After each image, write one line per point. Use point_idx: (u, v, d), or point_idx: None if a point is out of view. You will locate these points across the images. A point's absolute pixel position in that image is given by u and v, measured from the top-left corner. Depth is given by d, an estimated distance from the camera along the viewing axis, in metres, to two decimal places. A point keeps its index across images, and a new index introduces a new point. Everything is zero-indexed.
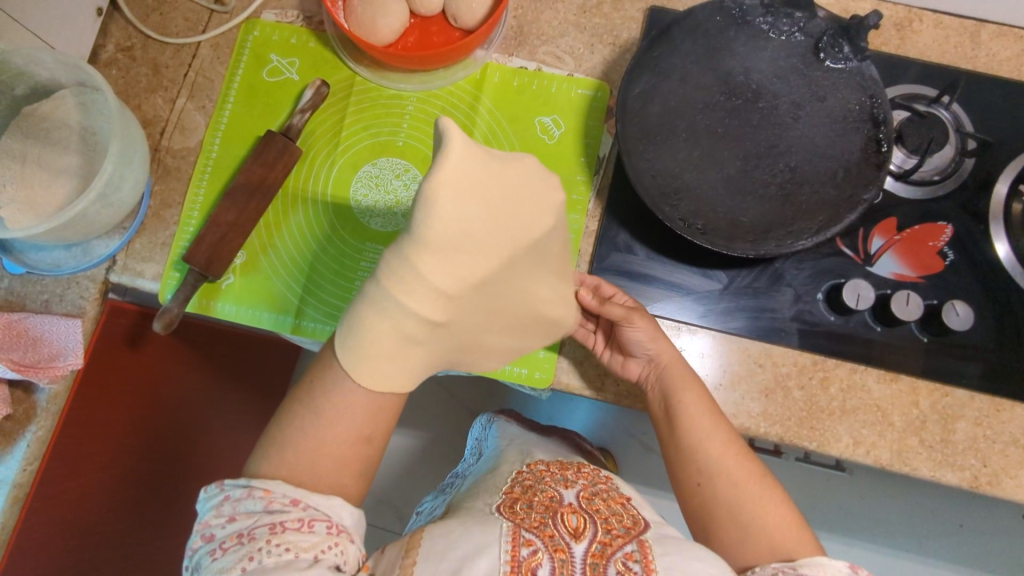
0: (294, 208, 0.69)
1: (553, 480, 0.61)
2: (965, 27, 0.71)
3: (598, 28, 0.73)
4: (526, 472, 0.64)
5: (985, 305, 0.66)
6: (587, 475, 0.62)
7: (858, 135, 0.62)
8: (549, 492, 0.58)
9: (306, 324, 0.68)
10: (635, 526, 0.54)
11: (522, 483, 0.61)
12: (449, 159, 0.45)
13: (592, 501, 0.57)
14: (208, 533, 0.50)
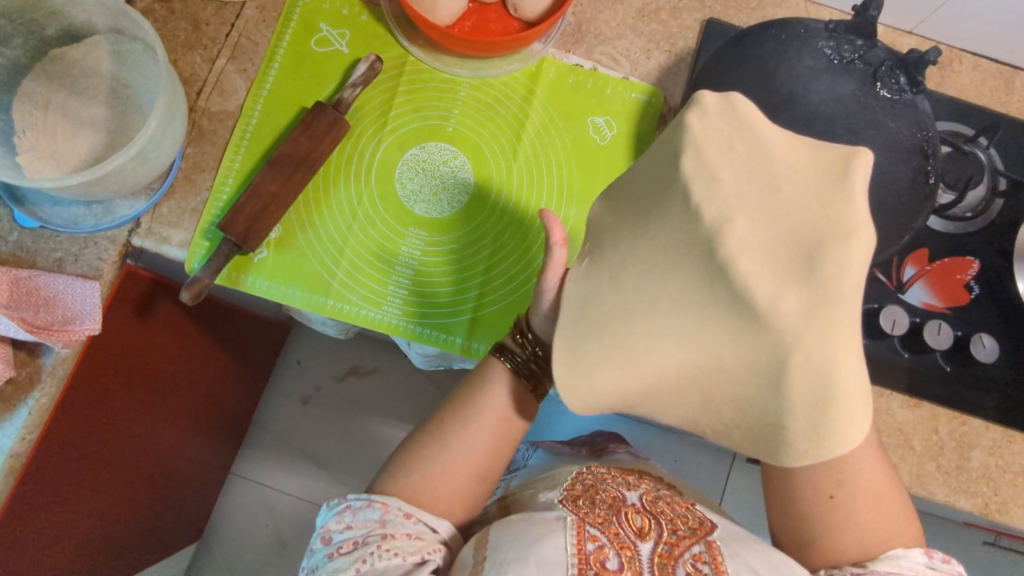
0: (337, 185, 0.67)
1: (613, 479, 0.61)
2: (1001, 72, 0.75)
3: (655, 34, 0.73)
4: (587, 472, 0.62)
5: (1004, 340, 0.69)
6: (648, 482, 0.62)
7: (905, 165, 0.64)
8: (612, 490, 0.58)
9: (341, 306, 0.65)
10: (700, 526, 0.55)
11: (584, 480, 0.60)
12: (694, 124, 0.45)
13: (656, 502, 0.57)
14: (327, 537, 0.56)
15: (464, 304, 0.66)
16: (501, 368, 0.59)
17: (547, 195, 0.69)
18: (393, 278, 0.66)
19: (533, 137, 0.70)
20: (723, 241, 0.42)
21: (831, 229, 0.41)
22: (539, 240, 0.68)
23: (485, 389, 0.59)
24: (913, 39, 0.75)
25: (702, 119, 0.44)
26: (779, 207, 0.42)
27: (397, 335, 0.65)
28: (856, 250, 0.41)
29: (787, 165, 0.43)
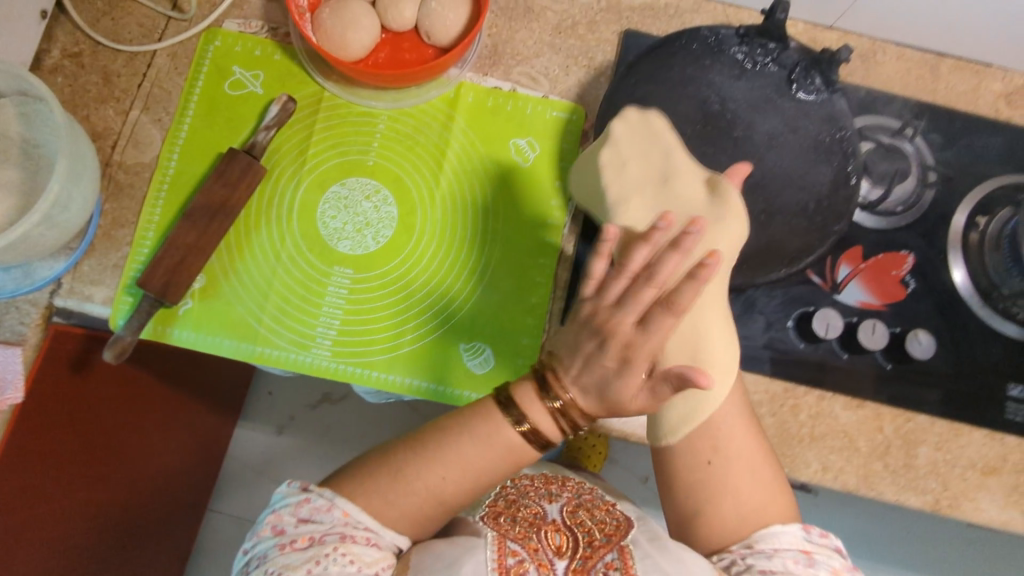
0: (259, 229, 0.66)
1: (536, 492, 0.62)
2: (925, 60, 0.75)
3: (573, 50, 0.72)
4: (510, 487, 0.64)
5: (944, 334, 0.69)
6: (571, 488, 0.65)
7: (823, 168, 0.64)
8: (532, 506, 0.60)
9: (270, 351, 0.65)
10: (616, 531, 0.58)
11: (506, 496, 0.62)
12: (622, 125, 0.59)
13: (575, 513, 0.59)
14: (279, 527, 0.56)
15: (395, 341, 0.66)
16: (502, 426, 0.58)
17: (473, 221, 0.68)
18: (320, 319, 0.66)
19: (456, 164, 0.69)
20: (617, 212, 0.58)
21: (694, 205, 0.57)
22: (467, 268, 0.67)
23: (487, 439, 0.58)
24: (834, 33, 0.75)
25: (625, 126, 0.59)
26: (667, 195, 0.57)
27: (329, 376, 0.65)
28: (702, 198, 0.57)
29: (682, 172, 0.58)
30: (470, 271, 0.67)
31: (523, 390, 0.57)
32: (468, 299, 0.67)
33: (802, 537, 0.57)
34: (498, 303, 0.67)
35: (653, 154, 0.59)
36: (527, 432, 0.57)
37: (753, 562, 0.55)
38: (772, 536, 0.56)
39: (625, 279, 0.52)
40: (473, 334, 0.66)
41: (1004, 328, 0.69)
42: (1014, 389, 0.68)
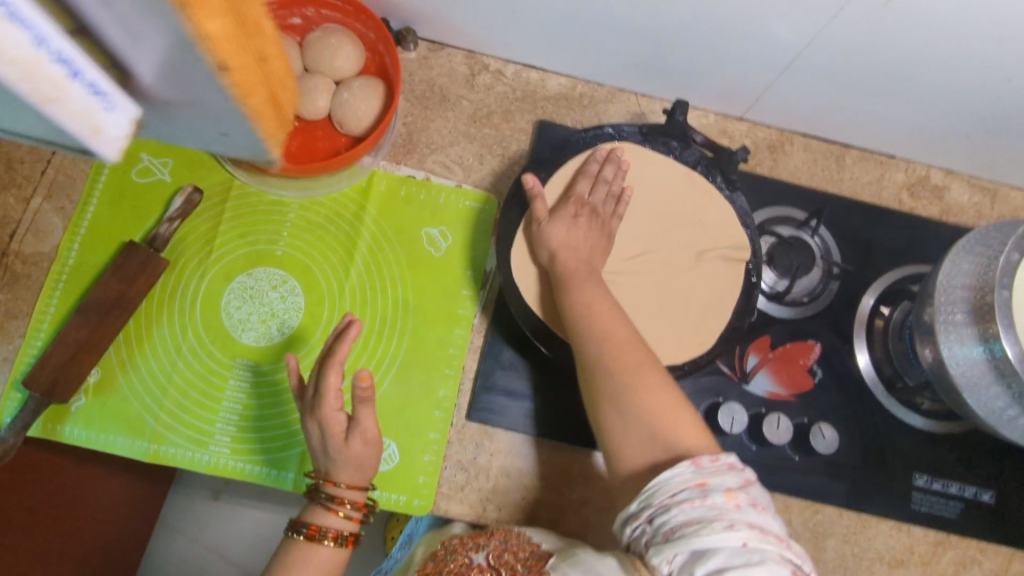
0: (159, 321, 0.65)
1: (463, 544, 0.58)
2: (831, 151, 0.77)
3: (487, 139, 0.73)
4: (441, 548, 0.59)
5: (850, 425, 0.69)
6: (498, 531, 0.59)
7: (725, 263, 0.66)
8: (459, 559, 0.56)
9: (165, 449, 0.63)
10: (538, 564, 0.54)
11: (434, 556, 0.57)
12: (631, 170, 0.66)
13: (501, 557, 0.55)
14: None
15: (296, 437, 0.64)
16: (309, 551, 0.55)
17: (381, 312, 0.68)
18: (220, 415, 0.64)
19: (366, 254, 0.69)
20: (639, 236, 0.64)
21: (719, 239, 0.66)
22: (373, 360, 0.66)
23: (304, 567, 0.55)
24: (743, 124, 0.77)
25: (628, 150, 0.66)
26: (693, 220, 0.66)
27: (226, 475, 0.63)
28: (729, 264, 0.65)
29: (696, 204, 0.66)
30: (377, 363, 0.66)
31: (313, 506, 0.57)
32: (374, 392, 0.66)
33: (692, 471, 0.48)
34: (403, 397, 0.66)
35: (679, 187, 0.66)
36: (344, 540, 0.56)
37: (658, 527, 0.47)
38: (663, 484, 0.48)
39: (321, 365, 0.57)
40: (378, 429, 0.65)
41: (908, 417, 0.70)
42: (919, 479, 0.69)
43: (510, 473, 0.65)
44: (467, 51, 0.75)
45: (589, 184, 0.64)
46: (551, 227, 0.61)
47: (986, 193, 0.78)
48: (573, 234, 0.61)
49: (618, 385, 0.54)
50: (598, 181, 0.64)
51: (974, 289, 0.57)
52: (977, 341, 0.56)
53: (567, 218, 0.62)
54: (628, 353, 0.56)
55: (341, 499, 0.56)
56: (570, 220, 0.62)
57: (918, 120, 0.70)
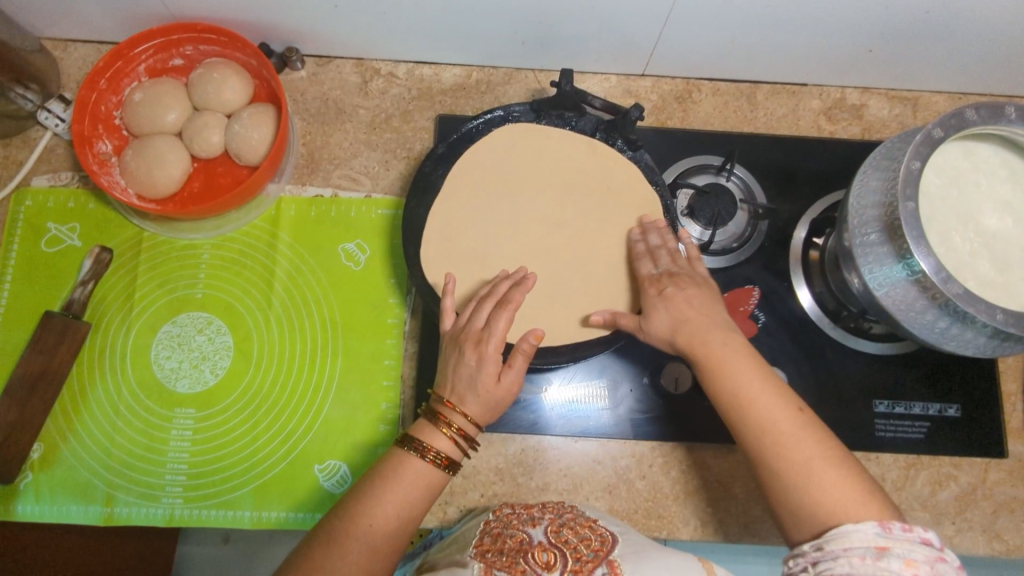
0: (92, 385, 0.65)
1: (518, 519, 0.56)
2: (741, 91, 0.76)
3: (390, 143, 0.72)
4: (492, 521, 0.57)
5: (801, 362, 0.68)
6: (553, 509, 0.58)
7: (636, 225, 0.65)
8: (517, 535, 0.54)
9: (119, 510, 0.63)
10: (603, 547, 0.52)
11: (490, 532, 0.55)
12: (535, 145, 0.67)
13: (561, 532, 0.54)
14: None
15: (247, 475, 0.64)
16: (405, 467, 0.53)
17: (311, 336, 0.67)
18: (168, 467, 0.64)
19: (286, 281, 0.68)
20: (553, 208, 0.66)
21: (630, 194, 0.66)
22: (309, 384, 0.66)
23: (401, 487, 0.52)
24: (646, 81, 0.76)
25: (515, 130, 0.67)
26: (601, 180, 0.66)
27: (183, 525, 0.63)
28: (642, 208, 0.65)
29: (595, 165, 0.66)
30: (313, 388, 0.66)
31: (426, 426, 0.55)
32: (315, 417, 0.65)
33: (878, 534, 0.43)
34: (345, 417, 0.65)
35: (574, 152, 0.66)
36: (437, 458, 0.53)
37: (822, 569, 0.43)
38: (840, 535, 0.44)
39: (483, 304, 0.58)
40: (324, 453, 0.64)
41: (860, 345, 0.68)
42: (880, 405, 0.68)
43: (465, 472, 0.65)
44: (356, 59, 0.74)
45: (650, 262, 0.61)
46: (655, 318, 0.57)
47: (906, 103, 0.76)
48: (679, 309, 0.56)
49: (784, 474, 0.47)
50: (653, 253, 0.61)
51: (884, 206, 0.55)
52: (895, 259, 0.54)
53: (680, 287, 0.57)
54: (803, 443, 0.48)
55: (457, 422, 0.54)
56: (660, 299, 0.57)
57: (817, 42, 0.68)
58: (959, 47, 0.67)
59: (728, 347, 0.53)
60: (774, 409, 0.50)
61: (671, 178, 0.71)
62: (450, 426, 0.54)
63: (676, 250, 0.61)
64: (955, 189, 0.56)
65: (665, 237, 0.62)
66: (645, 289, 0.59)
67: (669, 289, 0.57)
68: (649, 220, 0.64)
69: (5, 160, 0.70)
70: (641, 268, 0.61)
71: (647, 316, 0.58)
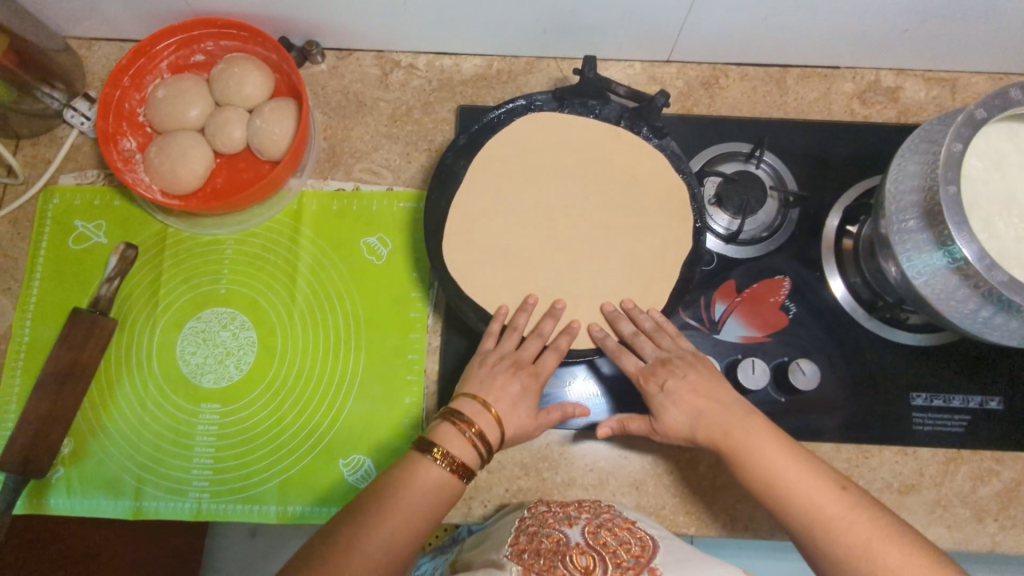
0: (120, 379, 0.66)
1: (554, 518, 0.56)
2: (770, 76, 0.73)
3: (411, 136, 0.72)
4: (528, 519, 0.56)
5: (835, 354, 0.66)
6: (589, 508, 0.58)
7: (662, 215, 0.64)
8: (553, 534, 0.53)
9: (147, 504, 0.64)
10: (643, 552, 0.51)
11: (526, 531, 0.54)
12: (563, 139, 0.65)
13: (599, 534, 0.53)
14: None
15: (272, 470, 0.64)
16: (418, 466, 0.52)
17: (333, 331, 0.67)
18: (194, 461, 0.65)
19: (308, 275, 0.68)
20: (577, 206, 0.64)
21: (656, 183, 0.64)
22: (332, 378, 0.66)
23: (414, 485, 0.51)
24: (672, 67, 0.74)
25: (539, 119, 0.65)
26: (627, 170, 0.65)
27: (210, 518, 0.63)
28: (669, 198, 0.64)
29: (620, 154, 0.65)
30: (337, 382, 0.66)
31: (444, 428, 0.54)
32: (338, 412, 0.65)
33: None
34: (368, 411, 0.65)
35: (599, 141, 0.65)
36: (456, 464, 0.52)
37: None
38: None
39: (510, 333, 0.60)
40: (348, 447, 0.64)
41: (896, 336, 0.66)
42: (917, 398, 0.65)
43: (489, 467, 0.64)
44: (376, 51, 0.74)
45: (634, 351, 0.60)
46: (666, 416, 0.57)
47: (944, 85, 0.73)
48: (687, 410, 0.56)
49: (839, 553, 0.47)
50: (631, 343, 0.60)
51: (923, 191, 0.53)
52: (935, 245, 0.52)
53: (678, 378, 0.58)
54: (853, 525, 0.47)
55: (478, 427, 0.54)
56: (664, 396, 0.57)
57: (851, 24, 0.66)
58: (1001, 25, 0.64)
59: (751, 433, 0.53)
60: (817, 493, 0.49)
61: (698, 166, 0.69)
62: (472, 430, 0.53)
63: (654, 332, 0.61)
64: (1000, 172, 0.54)
65: (638, 321, 0.61)
66: (643, 385, 0.59)
67: (670, 382, 0.57)
68: (611, 306, 0.62)
69: (32, 158, 0.71)
70: (625, 362, 0.60)
71: (657, 417, 0.57)
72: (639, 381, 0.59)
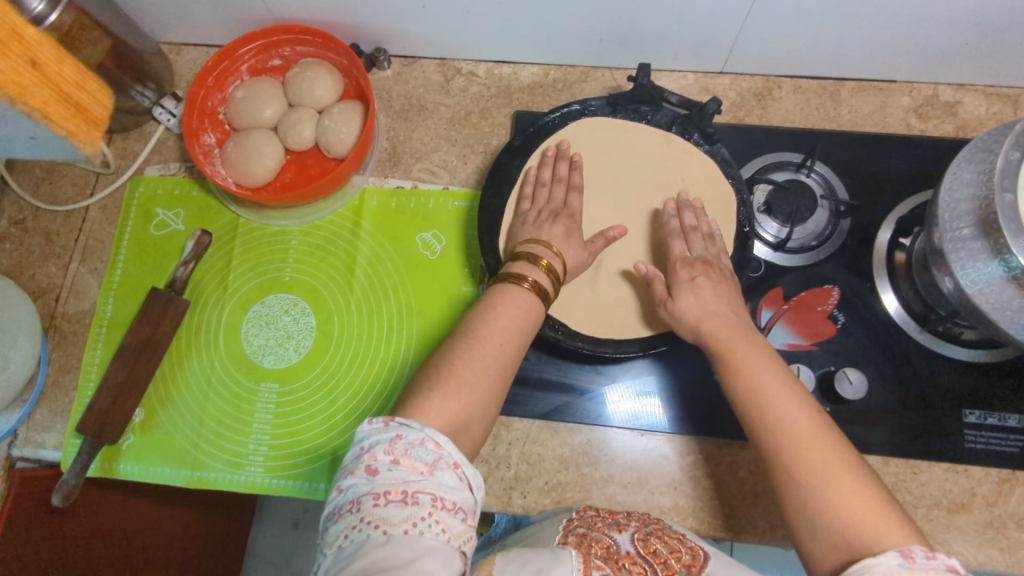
0: (189, 356, 0.71)
1: (604, 523, 0.56)
2: (824, 88, 0.74)
3: (468, 139, 0.75)
4: (577, 520, 0.58)
5: (884, 366, 0.65)
6: (639, 518, 0.58)
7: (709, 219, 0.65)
8: (603, 539, 0.54)
9: (207, 474, 0.67)
10: (694, 561, 0.51)
11: (576, 531, 0.55)
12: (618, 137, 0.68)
13: (648, 542, 0.53)
14: (370, 468, 0.43)
15: (323, 449, 0.67)
16: (506, 291, 0.54)
17: (387, 320, 0.70)
18: (251, 437, 0.68)
19: (366, 267, 0.72)
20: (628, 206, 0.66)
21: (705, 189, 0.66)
22: (384, 365, 0.69)
23: (501, 309, 0.53)
24: (725, 78, 0.75)
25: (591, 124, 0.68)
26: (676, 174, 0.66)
27: (263, 491, 0.67)
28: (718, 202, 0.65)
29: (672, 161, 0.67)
30: (388, 369, 0.69)
31: (520, 263, 0.56)
32: (389, 397, 0.68)
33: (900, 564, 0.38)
34: None
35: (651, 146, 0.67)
36: (536, 285, 0.54)
37: None
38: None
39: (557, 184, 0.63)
40: None
41: (950, 352, 0.65)
42: (970, 416, 0.64)
43: (530, 459, 0.66)
44: (439, 59, 0.78)
45: (684, 241, 0.61)
46: (682, 301, 0.56)
47: (1005, 101, 0.72)
48: (707, 299, 0.55)
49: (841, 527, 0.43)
50: (686, 234, 0.61)
51: (979, 200, 0.53)
52: (992, 254, 0.51)
53: (710, 279, 0.57)
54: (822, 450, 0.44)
55: (549, 261, 0.56)
56: (690, 284, 0.57)
57: (909, 36, 0.66)
58: None
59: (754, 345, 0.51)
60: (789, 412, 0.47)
61: (750, 172, 0.70)
62: (546, 262, 0.56)
63: (707, 238, 0.61)
64: None
65: (699, 220, 0.62)
66: (676, 270, 0.58)
67: (700, 277, 0.57)
68: (688, 197, 0.63)
69: (123, 151, 0.77)
70: (674, 248, 0.60)
71: (674, 299, 0.57)
72: (674, 266, 0.59)
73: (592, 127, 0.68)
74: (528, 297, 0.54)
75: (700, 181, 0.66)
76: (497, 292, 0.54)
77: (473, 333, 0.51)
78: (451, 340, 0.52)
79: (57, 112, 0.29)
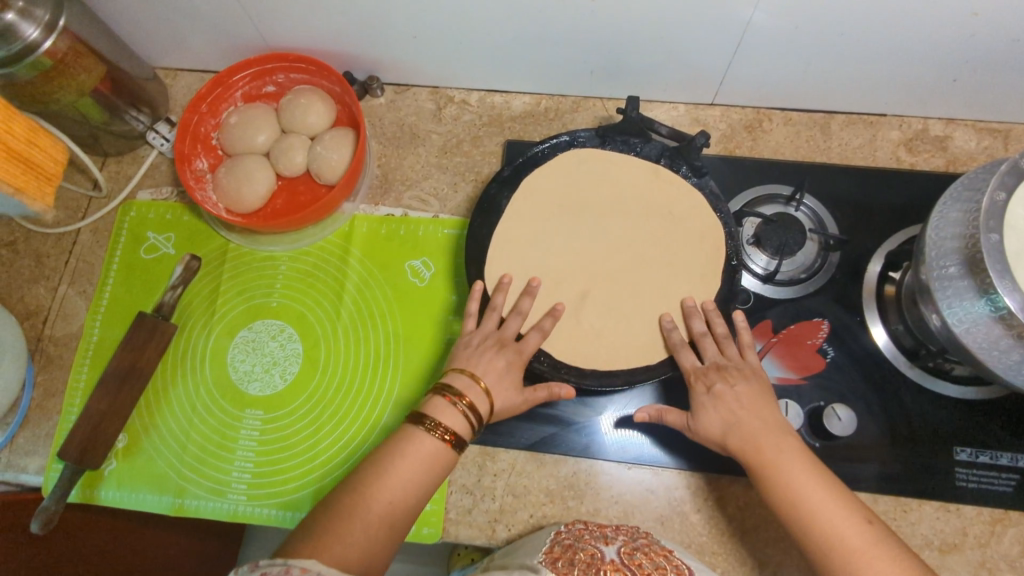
0: (174, 381, 0.70)
1: (591, 535, 0.55)
2: (815, 121, 0.74)
3: (460, 166, 0.75)
4: (564, 532, 0.57)
5: (874, 402, 0.65)
6: (626, 531, 0.57)
7: (696, 248, 0.65)
8: (588, 549, 0.53)
9: (189, 501, 0.67)
10: None
11: (562, 543, 0.55)
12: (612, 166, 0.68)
13: (635, 556, 0.52)
14: None
15: (308, 478, 0.67)
16: (418, 436, 0.54)
17: (374, 348, 0.70)
18: (235, 464, 0.68)
19: (354, 294, 0.72)
20: (616, 236, 0.67)
21: (696, 220, 0.66)
22: (370, 393, 0.68)
23: (403, 456, 0.53)
24: (715, 110, 0.76)
25: (581, 156, 0.68)
26: (665, 206, 0.67)
27: (245, 520, 0.66)
28: (707, 235, 0.65)
29: (662, 193, 0.67)
30: (375, 397, 0.68)
31: (438, 401, 0.56)
32: (375, 425, 0.67)
33: None
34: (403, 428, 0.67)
35: (642, 178, 0.67)
36: (447, 435, 0.53)
37: None
38: None
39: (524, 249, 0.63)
40: None
41: (940, 387, 0.64)
42: (962, 453, 0.63)
43: (515, 491, 0.65)
44: (432, 87, 0.78)
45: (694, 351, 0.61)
46: (704, 415, 0.56)
47: (996, 136, 0.72)
48: (731, 408, 0.55)
49: None
50: (697, 342, 0.61)
51: (965, 238, 0.53)
52: (977, 293, 0.51)
53: (729, 383, 0.57)
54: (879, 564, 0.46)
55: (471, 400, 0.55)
56: (710, 400, 0.56)
57: (895, 72, 0.66)
58: None
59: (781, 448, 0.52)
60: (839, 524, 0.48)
61: (739, 205, 0.70)
62: (465, 400, 0.55)
63: (724, 338, 0.61)
64: None
65: (711, 323, 0.62)
66: (692, 383, 0.58)
67: (718, 385, 0.57)
68: (693, 301, 0.64)
69: (116, 174, 0.78)
70: (682, 358, 0.60)
71: (694, 415, 0.57)
72: (690, 378, 0.59)
73: (582, 158, 0.68)
74: (438, 443, 0.53)
75: (690, 213, 0.66)
76: (409, 434, 0.54)
77: (381, 469, 0.52)
78: (355, 482, 0.52)
79: (15, 173, 0.49)
